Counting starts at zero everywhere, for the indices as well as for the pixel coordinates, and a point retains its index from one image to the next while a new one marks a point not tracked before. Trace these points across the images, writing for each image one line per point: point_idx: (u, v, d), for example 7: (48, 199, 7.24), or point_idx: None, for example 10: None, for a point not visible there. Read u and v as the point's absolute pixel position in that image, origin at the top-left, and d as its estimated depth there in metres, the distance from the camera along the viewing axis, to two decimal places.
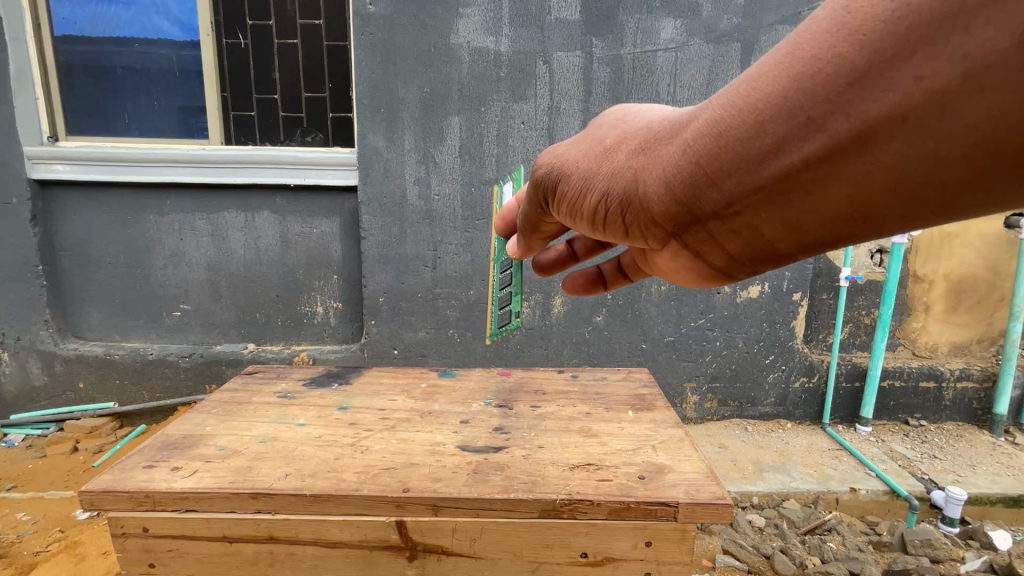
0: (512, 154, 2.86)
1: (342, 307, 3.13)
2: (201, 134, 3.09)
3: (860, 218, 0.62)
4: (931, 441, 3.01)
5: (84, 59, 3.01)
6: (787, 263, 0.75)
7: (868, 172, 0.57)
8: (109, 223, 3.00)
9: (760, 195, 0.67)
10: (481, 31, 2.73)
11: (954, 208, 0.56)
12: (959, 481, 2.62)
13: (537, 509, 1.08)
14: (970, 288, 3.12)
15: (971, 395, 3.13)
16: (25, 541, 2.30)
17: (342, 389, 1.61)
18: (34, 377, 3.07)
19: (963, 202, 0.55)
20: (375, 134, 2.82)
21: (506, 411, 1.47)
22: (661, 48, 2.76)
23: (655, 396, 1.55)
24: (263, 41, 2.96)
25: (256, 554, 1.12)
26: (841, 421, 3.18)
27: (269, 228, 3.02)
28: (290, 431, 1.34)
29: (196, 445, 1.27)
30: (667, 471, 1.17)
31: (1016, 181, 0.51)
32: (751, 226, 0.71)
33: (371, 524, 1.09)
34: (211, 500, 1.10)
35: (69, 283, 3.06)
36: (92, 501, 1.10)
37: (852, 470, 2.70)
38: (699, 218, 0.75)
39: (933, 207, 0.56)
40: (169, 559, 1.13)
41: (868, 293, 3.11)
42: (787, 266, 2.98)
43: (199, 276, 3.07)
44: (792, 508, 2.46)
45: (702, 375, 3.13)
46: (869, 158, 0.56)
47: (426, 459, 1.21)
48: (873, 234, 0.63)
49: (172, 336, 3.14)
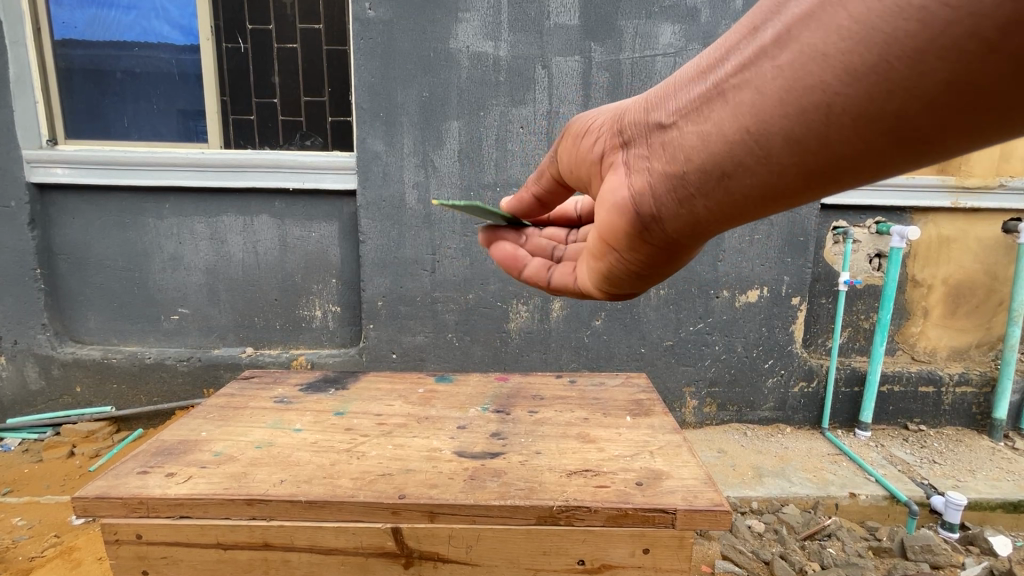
0: (511, 159, 2.86)
1: (340, 311, 3.12)
2: (200, 138, 3.10)
3: (766, 130, 0.65)
4: (931, 445, 3.00)
5: (83, 63, 3.02)
6: (702, 208, 0.75)
7: (779, 71, 0.62)
8: (108, 226, 2.99)
9: (694, 106, 0.73)
10: (481, 36, 2.74)
11: (846, 117, 0.58)
12: (959, 486, 2.62)
13: (533, 515, 1.07)
14: (969, 292, 3.13)
15: (970, 399, 3.13)
16: (21, 546, 2.28)
17: (339, 393, 1.60)
18: (31, 381, 3.06)
19: (853, 102, 0.58)
20: (375, 138, 2.83)
21: (503, 416, 1.46)
22: (660, 53, 2.78)
23: (653, 401, 1.55)
24: (262, 46, 2.97)
25: (251, 561, 1.11)
26: (840, 425, 3.18)
27: (268, 231, 3.01)
28: (286, 437, 1.33)
29: (192, 450, 1.27)
30: (666, 477, 1.16)
31: (899, 84, 0.54)
32: (676, 144, 0.75)
33: (367, 531, 1.08)
34: (206, 507, 1.09)
35: (67, 287, 3.06)
36: (86, 508, 1.10)
37: (851, 475, 2.69)
38: (643, 140, 0.81)
39: (832, 113, 0.59)
40: (163, 566, 1.12)
41: (866, 297, 3.14)
42: (786, 270, 2.98)
43: (197, 280, 3.06)
44: (792, 513, 2.45)
45: (701, 379, 3.12)
46: (781, 56, 0.62)
47: (423, 465, 1.21)
48: (780, 156, 0.65)
49: (169, 340, 3.13)
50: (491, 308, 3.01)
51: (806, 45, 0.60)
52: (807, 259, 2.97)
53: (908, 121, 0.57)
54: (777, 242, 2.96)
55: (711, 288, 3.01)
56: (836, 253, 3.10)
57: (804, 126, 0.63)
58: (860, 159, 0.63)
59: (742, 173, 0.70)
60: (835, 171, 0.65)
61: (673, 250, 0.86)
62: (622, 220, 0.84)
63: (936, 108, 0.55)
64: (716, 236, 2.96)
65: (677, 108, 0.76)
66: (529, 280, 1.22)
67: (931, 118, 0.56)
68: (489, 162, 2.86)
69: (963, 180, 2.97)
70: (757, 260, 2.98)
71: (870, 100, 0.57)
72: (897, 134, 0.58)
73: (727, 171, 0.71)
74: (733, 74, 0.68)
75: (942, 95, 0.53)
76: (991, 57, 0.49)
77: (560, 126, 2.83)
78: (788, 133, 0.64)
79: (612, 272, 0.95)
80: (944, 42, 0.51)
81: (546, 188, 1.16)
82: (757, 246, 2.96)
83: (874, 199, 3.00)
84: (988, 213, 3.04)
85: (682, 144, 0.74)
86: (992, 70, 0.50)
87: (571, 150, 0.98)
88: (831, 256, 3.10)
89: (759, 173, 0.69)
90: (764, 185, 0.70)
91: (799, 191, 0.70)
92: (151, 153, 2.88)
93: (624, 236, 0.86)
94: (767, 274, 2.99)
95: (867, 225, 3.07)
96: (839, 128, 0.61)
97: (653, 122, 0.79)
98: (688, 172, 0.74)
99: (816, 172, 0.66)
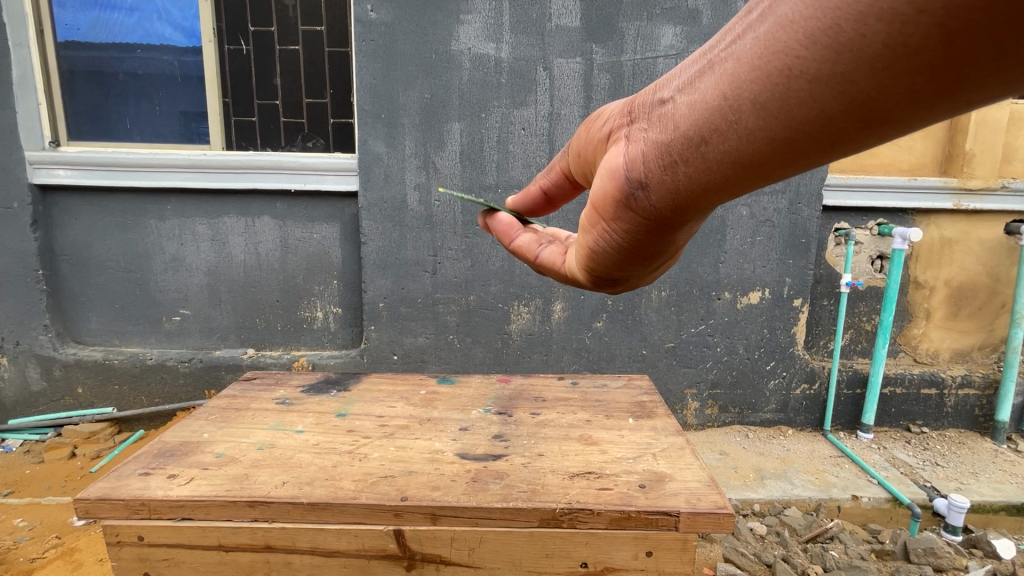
0: (512, 160, 2.86)
1: (341, 312, 3.12)
2: (202, 139, 3.10)
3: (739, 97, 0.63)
4: (933, 448, 2.99)
5: (86, 64, 3.02)
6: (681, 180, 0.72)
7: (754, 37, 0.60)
8: (110, 228, 3.00)
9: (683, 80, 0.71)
10: (481, 38, 2.74)
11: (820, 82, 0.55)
12: (961, 488, 2.60)
13: (536, 518, 1.07)
14: (971, 294, 3.12)
15: (973, 401, 3.12)
16: (22, 547, 2.28)
17: (341, 395, 1.60)
18: (33, 382, 3.06)
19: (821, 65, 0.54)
20: (376, 140, 2.83)
21: (505, 418, 1.46)
22: (661, 55, 2.77)
23: (655, 403, 1.54)
24: (264, 47, 2.98)
25: (252, 563, 1.10)
26: (841, 427, 3.17)
27: (269, 232, 3.02)
28: (288, 438, 1.33)
29: (193, 452, 1.26)
30: (668, 480, 1.16)
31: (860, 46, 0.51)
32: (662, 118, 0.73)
33: (369, 533, 1.08)
34: (208, 509, 1.08)
35: (69, 288, 3.06)
36: (87, 509, 1.09)
37: (853, 477, 2.69)
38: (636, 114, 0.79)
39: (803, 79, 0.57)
40: (165, 568, 1.11)
41: (868, 299, 3.13)
42: (788, 272, 2.98)
43: (199, 281, 3.07)
44: (793, 516, 2.44)
45: (702, 381, 3.11)
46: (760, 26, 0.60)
47: (425, 467, 1.20)
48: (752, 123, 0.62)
49: (171, 341, 3.13)
50: (492, 309, 3.00)
51: (781, 15, 0.57)
52: (809, 261, 2.96)
53: (866, 89, 0.53)
54: (779, 243, 2.95)
55: (713, 290, 3.00)
56: (838, 255, 3.09)
57: (770, 94, 0.60)
58: (830, 132, 0.59)
59: (716, 142, 0.66)
60: (807, 145, 0.61)
61: (655, 229, 0.81)
62: (606, 193, 0.82)
63: (887, 75, 0.51)
64: (718, 238, 2.95)
65: (670, 84, 0.73)
66: (517, 252, 1.16)
67: (889, 87, 0.52)
68: (490, 164, 2.86)
69: (965, 182, 2.96)
70: (759, 262, 2.97)
71: (837, 62, 0.53)
72: (860, 102, 0.55)
73: (702, 138, 0.67)
74: (722, 47, 0.65)
75: (887, 61, 0.50)
76: (922, 20, 0.46)
77: (561, 127, 2.83)
78: (756, 101, 0.61)
79: (597, 251, 0.90)
80: (883, 7, 0.48)
81: (552, 184, 1.10)
82: (758, 248, 2.96)
83: (876, 201, 2.99)
84: (990, 214, 3.03)
85: (667, 114, 0.72)
86: (935, 30, 0.46)
87: (576, 135, 0.95)
88: (833, 258, 3.10)
89: (732, 141, 0.65)
90: (736, 157, 0.66)
91: (779, 163, 0.65)
92: (153, 155, 2.89)
93: (608, 207, 0.83)
94: (768, 276, 2.99)
95: (869, 227, 3.06)
96: (802, 96, 0.57)
97: (649, 98, 0.77)
98: (669, 140, 0.71)
99: (785, 145, 0.62)
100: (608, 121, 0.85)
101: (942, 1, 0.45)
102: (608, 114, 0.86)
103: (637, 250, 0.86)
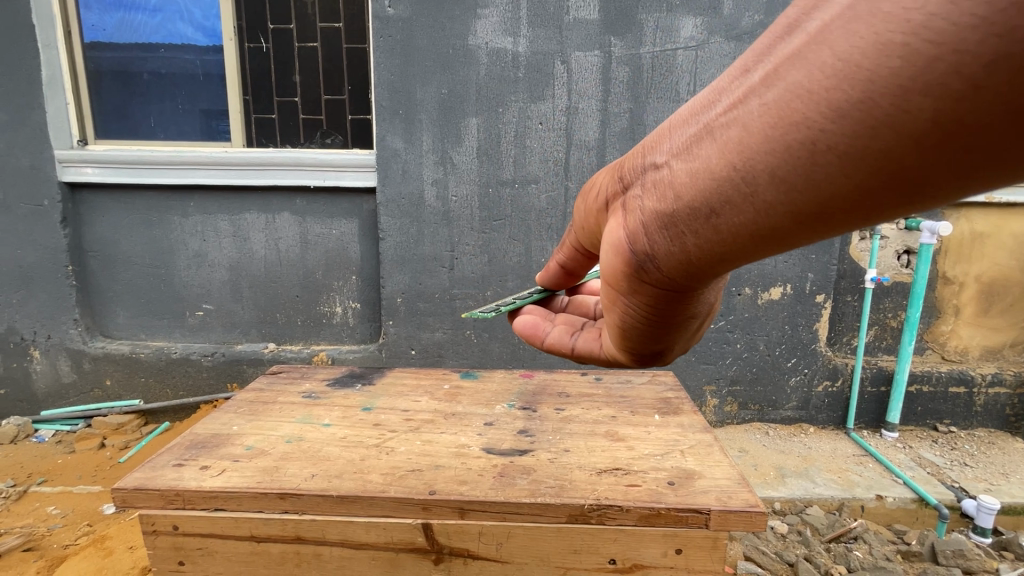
0: (529, 156, 2.84)
1: (360, 307, 3.14)
2: (224, 137, 3.15)
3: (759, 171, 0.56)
4: (962, 448, 2.91)
5: (111, 65, 3.08)
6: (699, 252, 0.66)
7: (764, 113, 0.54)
8: (136, 225, 3.06)
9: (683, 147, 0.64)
10: (499, 32, 2.72)
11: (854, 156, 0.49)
12: (992, 489, 2.53)
13: (564, 514, 1.06)
14: (1003, 291, 3.02)
15: (1004, 401, 3.03)
16: (55, 534, 2.36)
17: (365, 389, 1.61)
18: (64, 375, 3.15)
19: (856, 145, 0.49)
20: (394, 136, 2.84)
21: (530, 414, 1.45)
22: (681, 46, 2.73)
23: (681, 400, 1.53)
24: (283, 45, 3.01)
25: (283, 554, 1.12)
26: (866, 426, 3.11)
27: (289, 229, 3.05)
28: (315, 432, 1.35)
29: (224, 444, 1.29)
30: (698, 478, 1.14)
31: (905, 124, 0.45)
32: (665, 187, 0.67)
33: (397, 526, 1.09)
34: (239, 500, 1.10)
35: (97, 283, 3.14)
36: (124, 499, 1.12)
37: (878, 477, 2.63)
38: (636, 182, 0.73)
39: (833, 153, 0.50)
40: (199, 557, 1.14)
41: (894, 294, 3.05)
42: (811, 267, 2.92)
43: (221, 277, 3.12)
44: (816, 515, 2.40)
45: (722, 378, 3.07)
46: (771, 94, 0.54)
47: (451, 461, 1.21)
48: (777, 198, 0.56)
49: (194, 336, 3.19)
50: None
51: (791, 83, 0.51)
52: (833, 256, 2.90)
53: (908, 162, 0.47)
54: None
55: (734, 285, 2.96)
56: (863, 250, 3.02)
57: (788, 166, 0.54)
58: (859, 206, 0.53)
59: (728, 215, 0.60)
60: (830, 216, 0.55)
61: (671, 298, 0.77)
62: (618, 265, 0.77)
63: (933, 151, 0.45)
64: None
65: (671, 149, 0.66)
66: (551, 350, 1.13)
67: (934, 162, 0.46)
68: (507, 159, 2.85)
69: None
70: (781, 257, 2.92)
71: (875, 140, 0.47)
72: (895, 177, 0.49)
73: (712, 210, 0.61)
74: (723, 112, 0.59)
75: (933, 138, 0.44)
76: (982, 97, 0.41)
77: (579, 121, 2.80)
78: (774, 174, 0.55)
79: (620, 325, 0.86)
80: (927, 79, 0.43)
81: (573, 263, 1.10)
82: None
83: None
84: None
85: (672, 185, 0.65)
86: (992, 105, 0.41)
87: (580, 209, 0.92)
88: (858, 253, 3.02)
89: (748, 212, 0.59)
90: (754, 229, 0.60)
91: (801, 235, 0.59)
92: (177, 153, 2.94)
93: (624, 281, 0.78)
94: (791, 271, 2.93)
95: (896, 221, 2.99)
96: (828, 166, 0.51)
97: (646, 163, 0.70)
98: (674, 211, 0.66)
99: (807, 218, 0.57)
100: (605, 192, 0.81)
101: (1003, 74, 0.39)
102: (602, 186, 0.82)
103: (661, 321, 0.82)
